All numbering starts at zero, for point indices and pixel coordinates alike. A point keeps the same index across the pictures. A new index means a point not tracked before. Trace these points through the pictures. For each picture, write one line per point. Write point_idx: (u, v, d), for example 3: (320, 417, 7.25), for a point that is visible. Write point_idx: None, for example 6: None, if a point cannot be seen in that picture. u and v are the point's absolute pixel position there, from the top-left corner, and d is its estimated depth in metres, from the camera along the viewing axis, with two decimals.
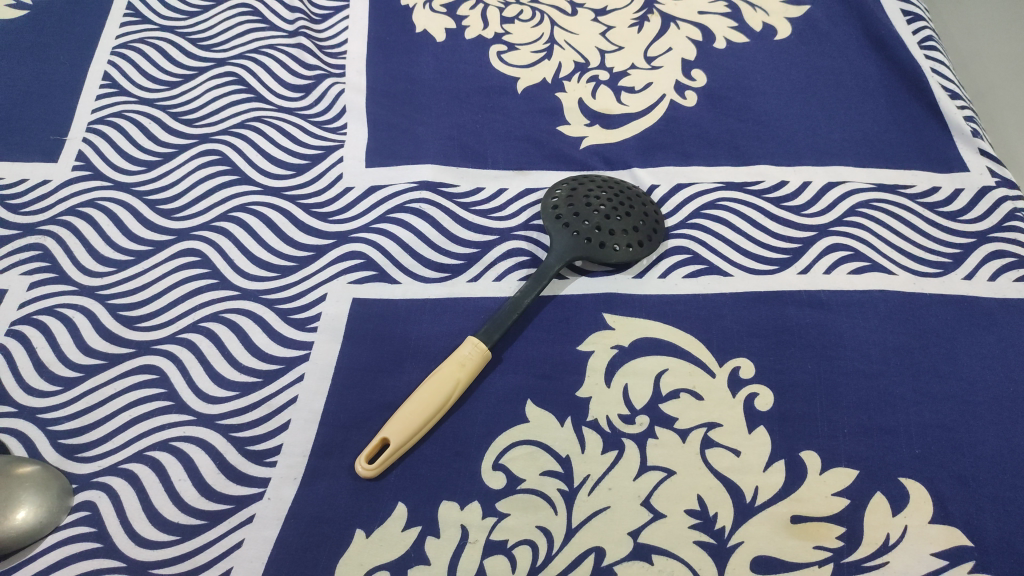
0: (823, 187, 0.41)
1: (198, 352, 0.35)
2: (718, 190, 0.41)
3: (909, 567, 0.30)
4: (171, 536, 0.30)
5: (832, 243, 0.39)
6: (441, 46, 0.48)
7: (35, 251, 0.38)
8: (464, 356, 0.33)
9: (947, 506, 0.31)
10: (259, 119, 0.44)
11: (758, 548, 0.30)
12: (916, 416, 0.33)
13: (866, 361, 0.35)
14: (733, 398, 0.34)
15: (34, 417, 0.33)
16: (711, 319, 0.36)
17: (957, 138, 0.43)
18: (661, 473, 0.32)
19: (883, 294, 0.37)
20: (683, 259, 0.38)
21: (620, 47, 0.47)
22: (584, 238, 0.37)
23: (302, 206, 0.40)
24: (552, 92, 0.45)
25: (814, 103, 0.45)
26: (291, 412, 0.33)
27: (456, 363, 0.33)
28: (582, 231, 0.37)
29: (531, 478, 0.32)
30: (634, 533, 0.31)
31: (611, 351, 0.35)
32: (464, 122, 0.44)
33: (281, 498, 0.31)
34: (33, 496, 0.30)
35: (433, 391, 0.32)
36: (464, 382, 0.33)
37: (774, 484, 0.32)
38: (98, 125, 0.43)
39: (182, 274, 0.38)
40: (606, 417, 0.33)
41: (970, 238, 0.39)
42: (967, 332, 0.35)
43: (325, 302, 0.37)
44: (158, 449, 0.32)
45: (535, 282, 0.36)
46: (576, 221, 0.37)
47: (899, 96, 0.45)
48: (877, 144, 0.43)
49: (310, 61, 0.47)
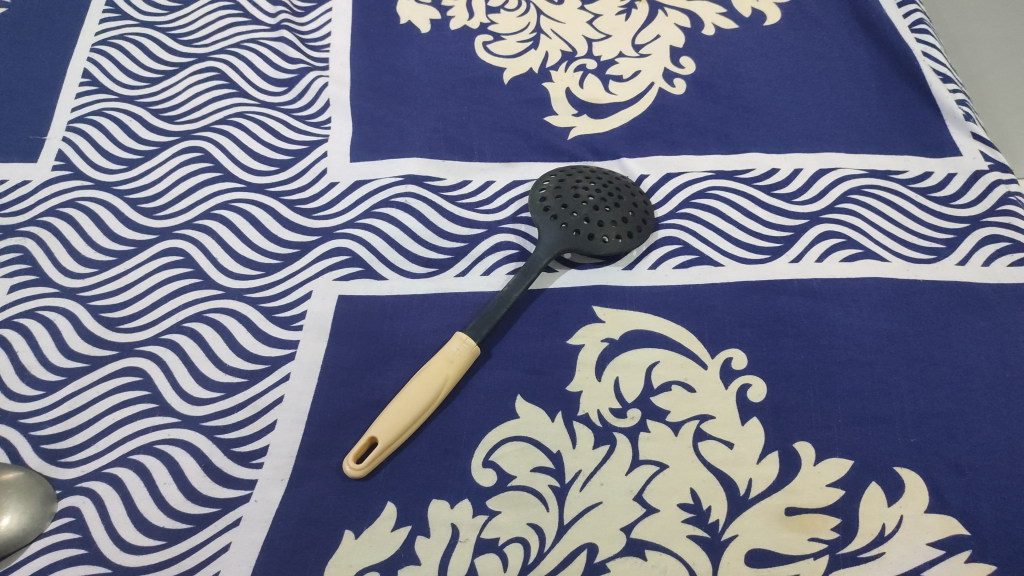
0: (814, 175, 0.40)
1: (183, 353, 0.35)
2: (708, 179, 0.40)
3: (905, 558, 0.30)
4: (158, 541, 0.30)
5: (824, 230, 0.38)
6: (426, 37, 0.47)
7: (16, 253, 0.37)
8: (453, 352, 0.32)
9: (942, 495, 0.31)
10: (241, 114, 0.43)
11: (752, 541, 0.30)
12: (911, 403, 0.33)
13: (860, 349, 0.34)
14: (726, 389, 0.33)
15: (16, 422, 0.32)
16: (703, 310, 0.36)
17: (950, 122, 0.42)
18: (654, 467, 0.32)
19: (876, 282, 0.36)
20: (674, 249, 0.38)
21: (607, 36, 0.47)
22: (570, 229, 0.36)
23: (286, 202, 0.40)
24: (539, 82, 0.45)
25: (804, 89, 0.44)
26: (276, 412, 0.33)
27: (446, 361, 0.32)
28: (569, 223, 0.36)
29: (521, 474, 0.31)
30: (627, 529, 0.30)
31: (601, 344, 0.35)
32: (450, 114, 0.43)
33: (268, 501, 0.31)
34: (17, 503, 0.29)
35: (423, 389, 0.32)
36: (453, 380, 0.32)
37: (768, 476, 0.31)
38: (78, 123, 0.42)
39: (165, 274, 0.37)
40: (597, 412, 0.33)
41: (963, 223, 0.38)
42: (961, 317, 0.35)
43: (311, 300, 0.36)
44: (144, 452, 0.32)
45: (522, 275, 0.35)
46: (563, 212, 0.37)
47: (890, 80, 0.44)
48: (868, 129, 0.42)
49: (293, 54, 0.46)
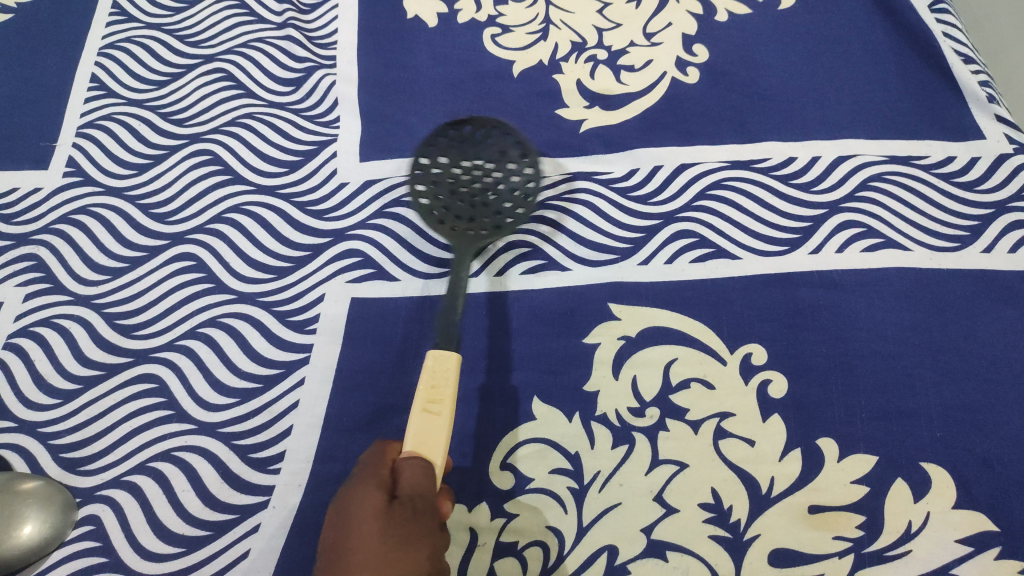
0: (833, 162, 0.39)
1: (198, 358, 0.34)
2: (723, 170, 0.40)
3: (932, 555, 0.29)
4: (177, 549, 0.30)
5: (844, 220, 0.37)
6: (433, 31, 0.46)
7: (29, 262, 0.37)
8: (434, 378, 0.30)
9: (971, 490, 0.30)
10: (250, 115, 0.43)
11: (775, 540, 0.30)
12: (937, 397, 0.32)
13: (883, 341, 0.33)
14: (746, 385, 0.33)
15: (34, 431, 0.33)
16: (721, 305, 0.35)
17: (973, 104, 0.41)
18: (674, 467, 0.31)
19: (899, 272, 0.35)
20: (690, 243, 0.37)
21: (618, 25, 0.46)
22: (464, 232, 0.35)
23: (296, 204, 0.39)
24: (549, 74, 0.44)
25: (821, 72, 0.43)
26: (292, 417, 0.33)
27: (433, 389, 0.30)
28: (472, 228, 0.36)
29: (539, 477, 0.31)
30: (647, 530, 0.30)
31: (618, 342, 0.34)
32: (459, 110, 0.43)
33: (286, 506, 0.31)
34: (38, 512, 0.30)
35: (418, 426, 0.29)
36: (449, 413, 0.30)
37: (791, 474, 0.31)
38: (88, 129, 0.42)
39: (177, 279, 0.37)
40: (614, 411, 0.32)
41: (987, 209, 0.37)
42: (987, 306, 0.34)
43: (324, 303, 0.36)
44: (161, 460, 0.32)
45: (451, 291, 0.33)
46: (445, 211, 0.36)
47: (911, 62, 0.43)
48: (888, 114, 0.41)
49: (300, 53, 0.45)
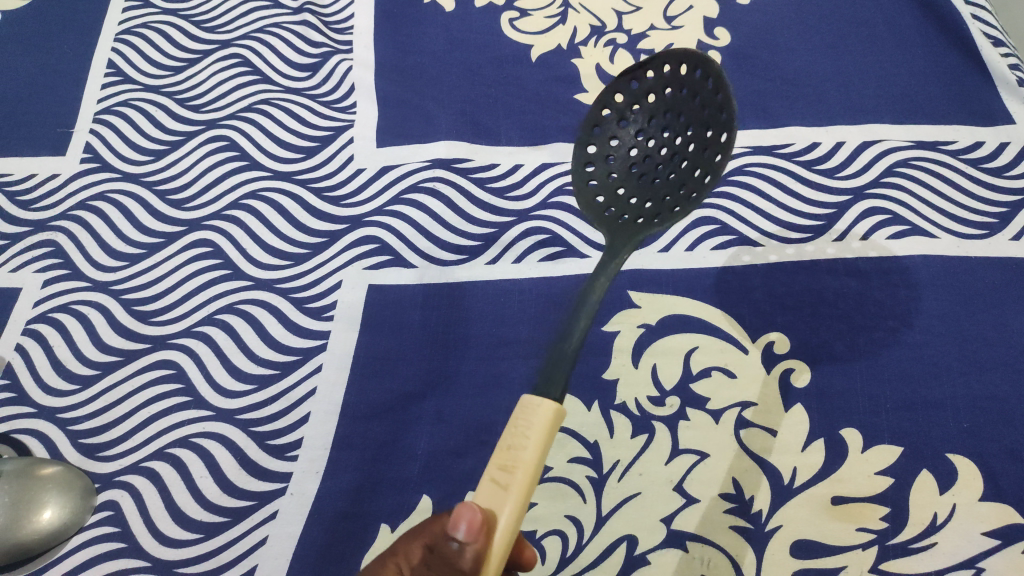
0: (858, 147, 0.39)
1: (215, 345, 0.34)
2: (745, 155, 0.39)
3: (957, 548, 0.29)
4: (195, 535, 0.30)
5: (869, 207, 0.37)
6: (451, 15, 0.45)
7: (48, 247, 0.37)
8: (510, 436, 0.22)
9: (998, 482, 0.29)
10: (266, 101, 0.42)
11: (798, 532, 0.29)
12: (964, 387, 0.31)
13: (908, 330, 0.33)
14: (769, 374, 0.32)
15: (53, 417, 0.33)
16: (742, 293, 0.34)
17: (1002, 89, 0.40)
18: (695, 457, 0.31)
19: (925, 259, 0.35)
20: (711, 230, 0.36)
21: (638, 8, 0.45)
22: (616, 215, 0.29)
23: (313, 190, 0.39)
24: (567, 59, 0.43)
25: (846, 56, 0.42)
26: (310, 404, 0.33)
27: (505, 451, 0.21)
28: (617, 206, 0.29)
29: (558, 466, 0.31)
30: (667, 520, 0.30)
31: (638, 330, 0.34)
32: (477, 96, 0.42)
33: (304, 493, 0.31)
34: (57, 496, 0.30)
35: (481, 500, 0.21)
36: (517, 498, 0.21)
37: (814, 465, 0.30)
38: (105, 115, 0.42)
39: (195, 265, 0.37)
40: (634, 400, 0.32)
41: (1016, 195, 0.37)
42: (1016, 294, 0.33)
43: (341, 289, 0.36)
44: (179, 446, 0.32)
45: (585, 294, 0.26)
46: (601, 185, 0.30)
47: (938, 45, 0.42)
48: (914, 98, 0.40)
49: (316, 38, 0.45)
